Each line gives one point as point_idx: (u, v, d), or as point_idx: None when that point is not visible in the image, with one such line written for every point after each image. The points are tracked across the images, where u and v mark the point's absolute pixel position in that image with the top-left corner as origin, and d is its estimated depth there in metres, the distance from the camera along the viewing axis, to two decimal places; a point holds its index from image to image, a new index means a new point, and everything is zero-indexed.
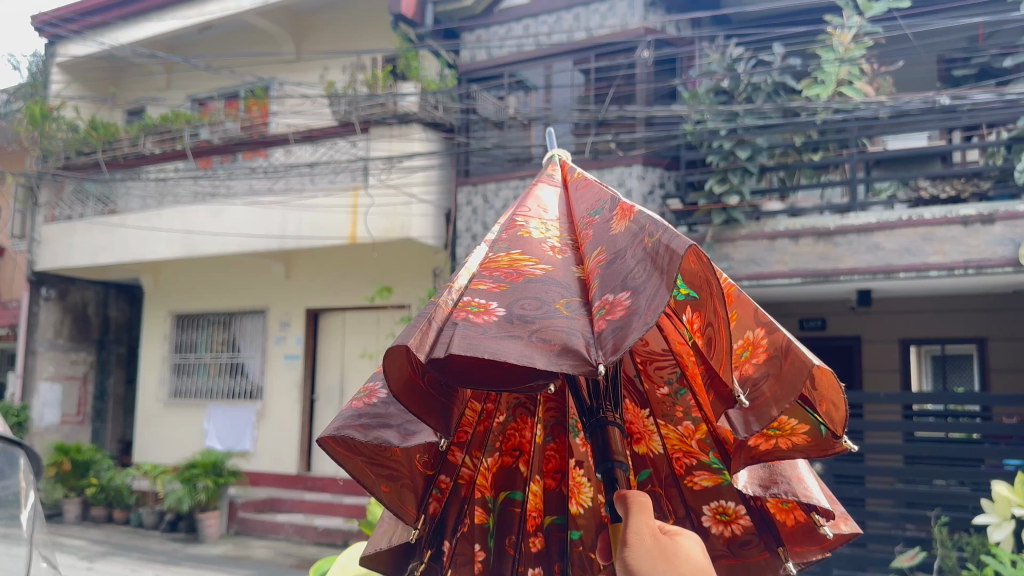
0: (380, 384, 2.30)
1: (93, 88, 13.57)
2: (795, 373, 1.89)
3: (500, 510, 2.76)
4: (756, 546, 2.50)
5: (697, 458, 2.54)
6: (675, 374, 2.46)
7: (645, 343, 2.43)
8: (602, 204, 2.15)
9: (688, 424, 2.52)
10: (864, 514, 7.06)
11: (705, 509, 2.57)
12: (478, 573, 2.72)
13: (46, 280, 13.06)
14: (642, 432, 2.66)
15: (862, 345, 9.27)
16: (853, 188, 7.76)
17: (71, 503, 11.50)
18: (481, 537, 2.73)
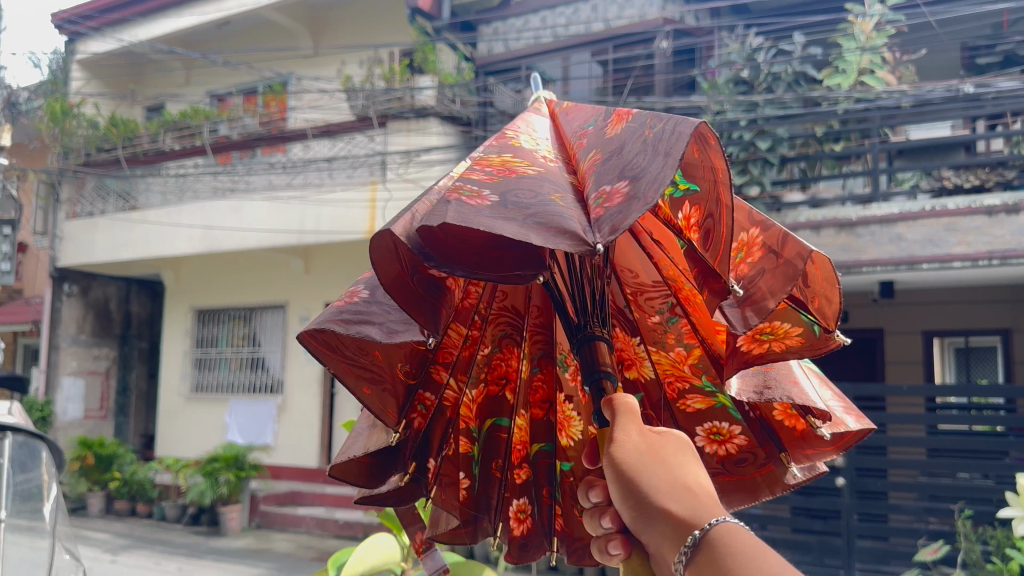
0: (364, 284, 1.88)
1: (111, 84, 13.78)
2: (790, 264, 1.61)
3: (485, 439, 2.27)
4: (752, 462, 2.16)
5: (692, 384, 2.19)
6: (666, 303, 2.11)
7: (632, 274, 2.11)
8: (595, 115, 1.72)
9: (680, 350, 2.15)
10: (886, 507, 6.99)
11: (699, 435, 2.21)
12: (464, 501, 2.27)
13: (68, 276, 13.15)
14: (633, 359, 2.26)
15: (884, 338, 9.18)
16: (875, 178, 7.67)
17: (95, 496, 11.62)
18: (464, 465, 2.27)
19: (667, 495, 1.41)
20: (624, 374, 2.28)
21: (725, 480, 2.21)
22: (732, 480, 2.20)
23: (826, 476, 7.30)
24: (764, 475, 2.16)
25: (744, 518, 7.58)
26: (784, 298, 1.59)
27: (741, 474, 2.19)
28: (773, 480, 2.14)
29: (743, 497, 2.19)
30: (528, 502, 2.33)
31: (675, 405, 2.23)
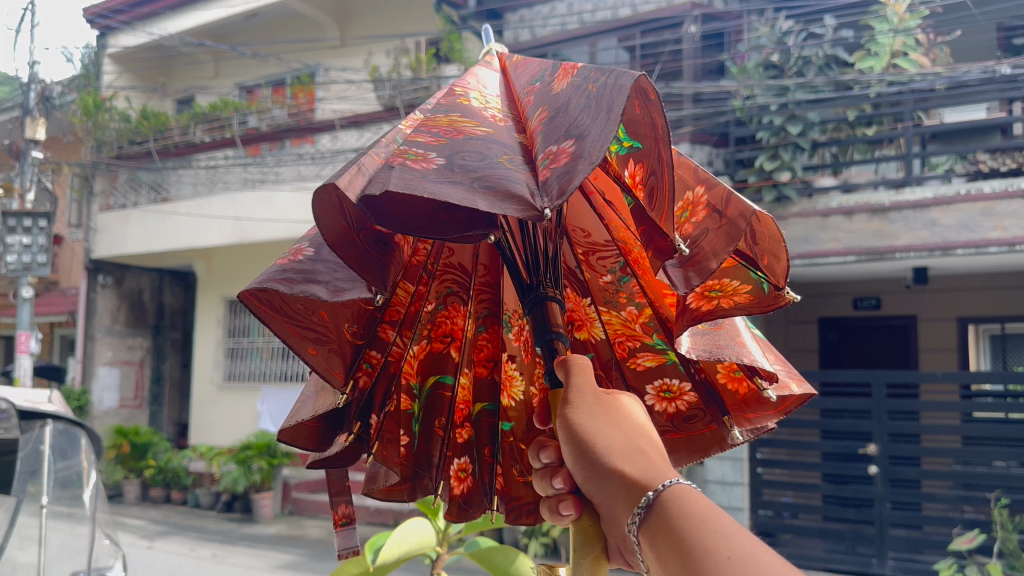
0: (308, 242, 1.69)
1: (143, 78, 13.69)
2: (737, 219, 1.49)
3: (429, 397, 2.03)
4: (700, 422, 2.00)
5: (643, 342, 1.99)
6: (618, 264, 1.91)
7: (584, 232, 1.92)
8: (543, 69, 1.61)
9: (630, 308, 1.96)
10: (920, 496, 6.89)
11: (648, 394, 2.03)
12: (401, 459, 2.05)
13: (102, 268, 13.36)
14: (584, 319, 2.05)
15: (918, 324, 9.04)
16: (909, 162, 7.52)
17: (131, 484, 11.84)
18: (405, 423, 2.03)
19: (623, 457, 1.32)
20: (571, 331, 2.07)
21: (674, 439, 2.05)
22: (680, 440, 2.04)
23: (858, 465, 7.21)
24: (711, 436, 2.01)
25: (775, 506, 7.54)
26: (728, 259, 1.46)
27: (689, 433, 2.03)
28: (718, 440, 2.00)
29: (691, 455, 2.03)
30: (469, 461, 2.11)
31: (625, 363, 2.04)
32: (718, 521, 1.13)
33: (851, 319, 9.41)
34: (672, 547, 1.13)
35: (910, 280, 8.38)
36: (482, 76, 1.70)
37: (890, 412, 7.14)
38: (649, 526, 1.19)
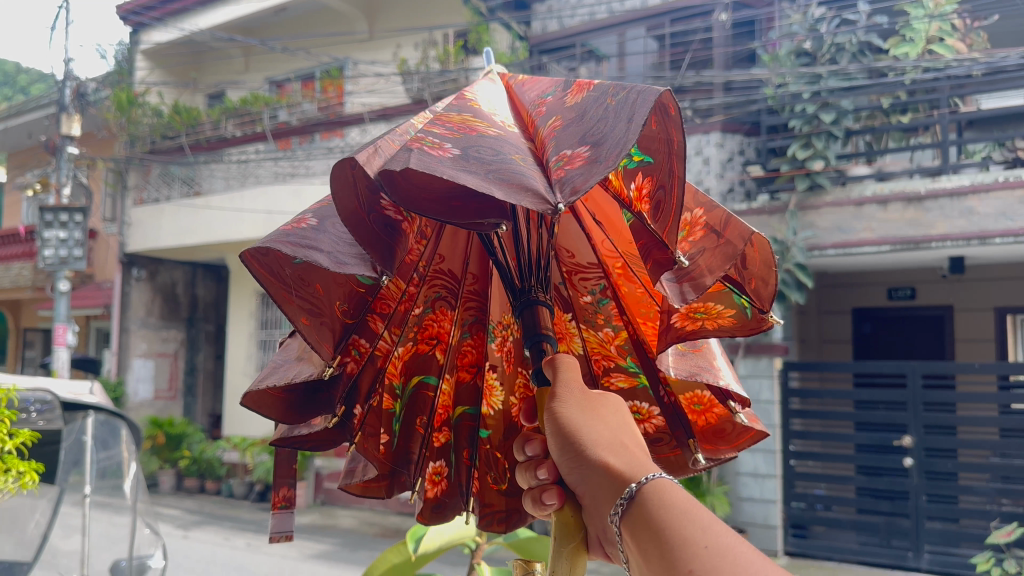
0: (311, 214, 1.68)
1: (174, 73, 14.04)
2: (732, 243, 1.56)
3: (412, 395, 1.98)
4: (665, 446, 2.00)
5: (617, 363, 1.99)
6: (599, 284, 1.92)
7: (569, 253, 1.92)
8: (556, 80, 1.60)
9: (606, 329, 1.96)
10: (957, 489, 6.77)
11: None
12: (379, 457, 1.97)
13: (136, 262, 13.54)
14: (567, 336, 2.02)
15: (954, 315, 8.91)
16: (945, 150, 7.37)
17: (166, 474, 12.02)
18: (385, 422, 1.97)
19: (608, 452, 1.36)
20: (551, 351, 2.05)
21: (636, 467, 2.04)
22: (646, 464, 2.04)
23: (893, 457, 7.12)
24: (669, 458, 2.01)
25: (807, 498, 7.47)
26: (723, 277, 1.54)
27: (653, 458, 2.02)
28: (681, 461, 2.00)
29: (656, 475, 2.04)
30: (444, 464, 2.03)
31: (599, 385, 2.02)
32: (696, 521, 1.16)
33: (886, 309, 9.29)
34: (651, 536, 1.17)
35: (946, 270, 8.23)
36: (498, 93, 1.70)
37: (926, 403, 7.03)
38: (631, 516, 1.22)
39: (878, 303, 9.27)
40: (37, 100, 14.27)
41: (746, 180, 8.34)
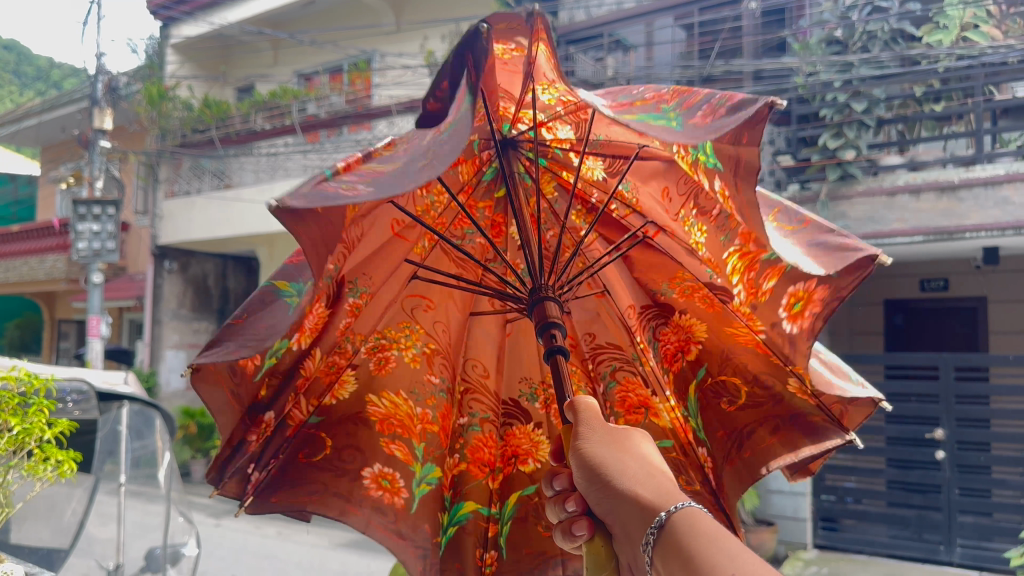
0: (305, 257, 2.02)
1: (205, 67, 14.18)
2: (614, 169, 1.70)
3: (434, 448, 2.29)
4: (745, 467, 2.22)
5: (682, 409, 2.30)
6: (667, 334, 2.33)
7: (632, 307, 2.34)
8: (564, 128, 2.18)
9: (666, 380, 2.32)
10: (989, 482, 6.69)
11: (698, 457, 2.28)
12: (370, 483, 2.24)
13: (168, 254, 13.72)
14: (652, 407, 2.32)
15: (988, 306, 8.77)
16: (979, 139, 7.25)
17: (198, 464, 12.18)
18: (396, 450, 2.28)
19: (635, 476, 1.36)
20: (640, 418, 2.33)
21: (719, 492, 2.24)
22: (729, 488, 2.23)
23: (925, 450, 7.05)
24: (753, 469, 2.20)
25: (838, 492, 7.42)
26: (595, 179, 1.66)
27: (737, 482, 2.23)
28: (757, 471, 2.20)
29: (741, 489, 2.22)
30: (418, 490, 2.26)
31: (675, 425, 2.30)
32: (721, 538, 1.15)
33: (918, 301, 9.18)
34: (677, 557, 1.16)
35: (980, 260, 8.09)
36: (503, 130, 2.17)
37: (958, 396, 6.95)
38: (658, 537, 1.22)
39: (910, 295, 9.16)
40: (70, 96, 14.48)
41: (776, 170, 8.29)
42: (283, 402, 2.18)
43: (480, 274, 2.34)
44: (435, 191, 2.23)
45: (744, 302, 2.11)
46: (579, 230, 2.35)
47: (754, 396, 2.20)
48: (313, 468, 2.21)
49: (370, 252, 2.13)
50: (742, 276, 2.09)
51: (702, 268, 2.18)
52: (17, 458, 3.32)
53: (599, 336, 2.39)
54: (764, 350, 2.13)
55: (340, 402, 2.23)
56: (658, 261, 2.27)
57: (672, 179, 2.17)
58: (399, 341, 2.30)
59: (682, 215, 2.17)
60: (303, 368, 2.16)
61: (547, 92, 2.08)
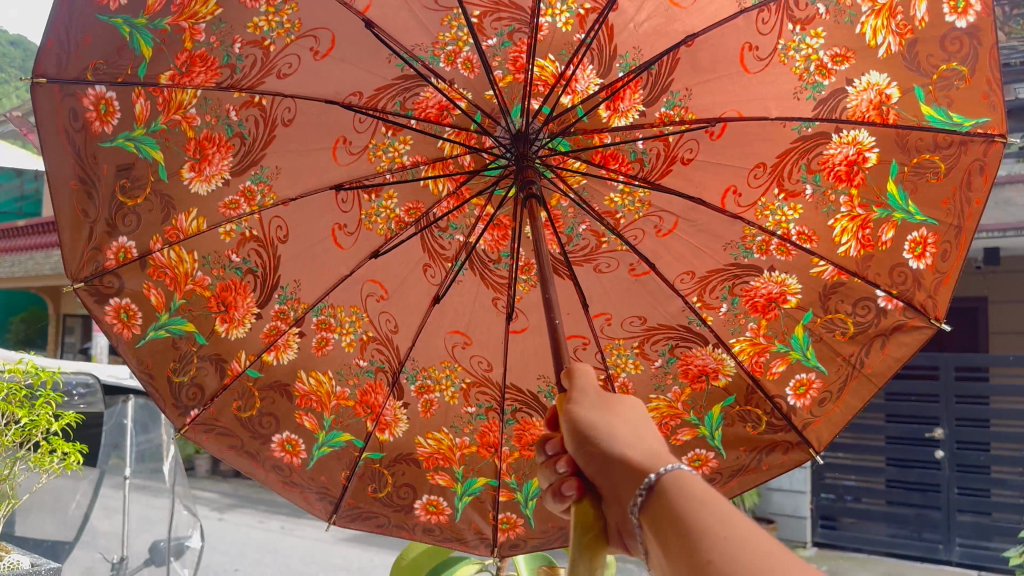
0: (230, 164, 1.56)
1: None
2: None
3: (412, 425, 1.73)
4: (844, 406, 1.59)
5: (769, 350, 1.64)
6: (746, 275, 1.64)
7: (690, 270, 1.68)
8: (586, 69, 1.52)
9: (749, 327, 1.66)
10: (988, 482, 6.01)
11: (782, 396, 1.63)
12: (313, 433, 1.67)
13: None
14: (716, 369, 1.70)
15: None
16: None
17: (202, 458, 12.27)
18: (363, 413, 1.71)
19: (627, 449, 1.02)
20: (705, 386, 1.70)
21: (806, 439, 1.63)
22: (818, 427, 1.62)
23: (923, 448, 6.35)
24: (855, 400, 1.59)
25: None
26: None
27: (830, 419, 1.61)
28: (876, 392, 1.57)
29: (834, 429, 1.60)
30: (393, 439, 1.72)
31: (744, 369, 1.66)
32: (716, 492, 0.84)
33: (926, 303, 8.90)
34: (673, 525, 0.82)
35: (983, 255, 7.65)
36: (516, 92, 1.56)
37: (958, 396, 6.27)
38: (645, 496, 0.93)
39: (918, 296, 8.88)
40: None
41: None
42: (149, 230, 1.55)
43: (449, 269, 1.72)
44: (395, 133, 1.62)
45: (869, 105, 1.44)
46: (614, 217, 1.70)
47: (856, 314, 1.58)
48: (235, 423, 1.63)
49: (305, 148, 1.58)
50: (888, 31, 1.39)
51: (799, 104, 1.47)
52: (25, 449, 3.42)
53: (650, 319, 1.73)
54: (873, 242, 1.53)
55: (228, 338, 1.62)
56: (725, 162, 1.58)
57: (744, 33, 1.42)
58: (342, 327, 1.69)
59: (782, 44, 1.42)
60: (222, 257, 1.60)
61: (553, 15, 1.48)
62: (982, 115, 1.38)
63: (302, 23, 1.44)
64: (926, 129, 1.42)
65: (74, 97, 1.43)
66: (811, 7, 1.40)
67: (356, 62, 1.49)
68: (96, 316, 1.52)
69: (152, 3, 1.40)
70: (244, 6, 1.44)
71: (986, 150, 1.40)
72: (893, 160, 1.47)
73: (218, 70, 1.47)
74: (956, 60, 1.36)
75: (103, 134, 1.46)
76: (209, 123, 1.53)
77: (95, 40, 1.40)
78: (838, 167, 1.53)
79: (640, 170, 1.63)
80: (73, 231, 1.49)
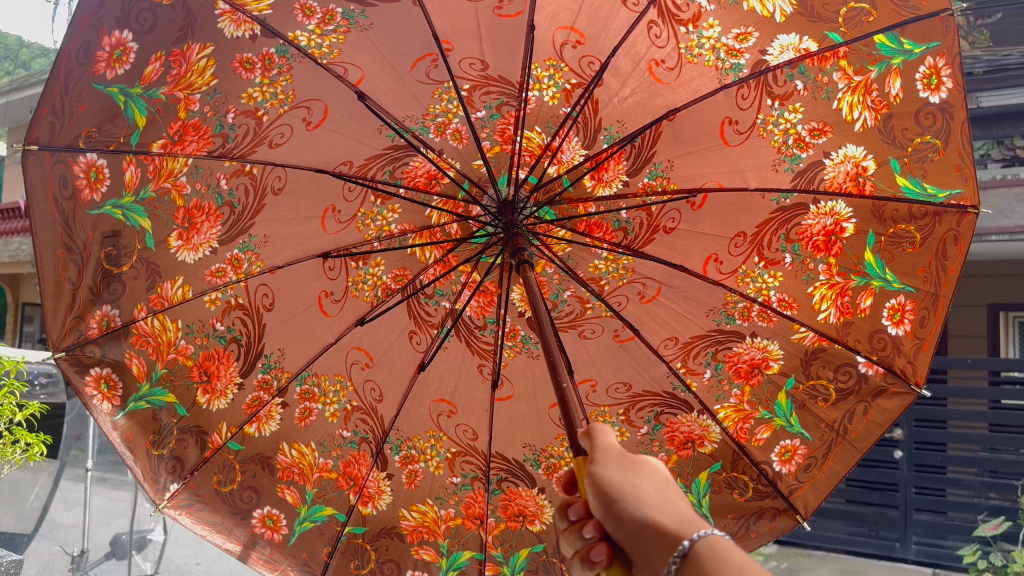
0: (219, 232, 1.61)
1: None
2: (405, 39, 1.43)
3: (396, 498, 1.70)
4: (828, 472, 1.63)
5: (753, 417, 1.66)
6: (728, 344, 1.67)
7: (674, 338, 1.69)
8: (571, 141, 1.58)
9: (733, 394, 1.67)
10: (941, 481, 5.31)
11: (768, 462, 1.66)
12: (296, 507, 1.66)
13: None
14: (701, 436, 1.70)
15: None
16: None
17: None
18: (348, 485, 1.69)
19: (660, 508, 0.85)
20: (691, 452, 1.70)
21: (793, 504, 1.66)
22: (804, 492, 1.65)
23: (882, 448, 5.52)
24: (839, 466, 1.63)
25: None
26: (399, 52, 1.45)
27: (815, 484, 1.64)
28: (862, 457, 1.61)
29: (821, 494, 1.63)
30: (376, 510, 1.69)
31: (730, 435, 1.67)
32: None
33: None
34: None
35: None
36: (503, 162, 1.62)
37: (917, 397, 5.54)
38: None
39: None
40: None
41: None
42: (134, 297, 1.60)
43: (434, 335, 1.70)
44: (384, 202, 1.65)
45: (846, 176, 1.54)
46: (598, 283, 1.70)
47: (837, 380, 1.62)
48: (213, 495, 1.64)
49: (294, 216, 1.61)
50: (864, 107, 1.49)
51: (777, 176, 1.55)
52: None
53: (635, 385, 1.72)
54: (852, 308, 1.59)
55: (209, 410, 1.64)
56: (707, 231, 1.62)
57: (725, 108, 1.50)
58: (326, 397, 1.68)
59: (761, 119, 1.51)
60: (206, 326, 1.63)
61: (541, 89, 1.53)
62: (955, 186, 1.49)
63: (297, 94, 1.51)
64: (901, 200, 1.51)
65: (63, 164, 1.52)
66: (790, 83, 1.49)
67: (350, 133, 1.55)
68: (76, 384, 1.58)
69: (148, 73, 1.48)
70: (239, 76, 1.51)
71: (959, 220, 1.49)
72: (869, 231, 1.55)
73: (210, 139, 1.54)
74: (929, 133, 1.47)
75: (92, 202, 1.54)
76: (198, 192, 1.59)
77: (89, 108, 1.49)
78: (816, 237, 1.59)
79: (620, 238, 1.67)
80: (55, 297, 1.55)
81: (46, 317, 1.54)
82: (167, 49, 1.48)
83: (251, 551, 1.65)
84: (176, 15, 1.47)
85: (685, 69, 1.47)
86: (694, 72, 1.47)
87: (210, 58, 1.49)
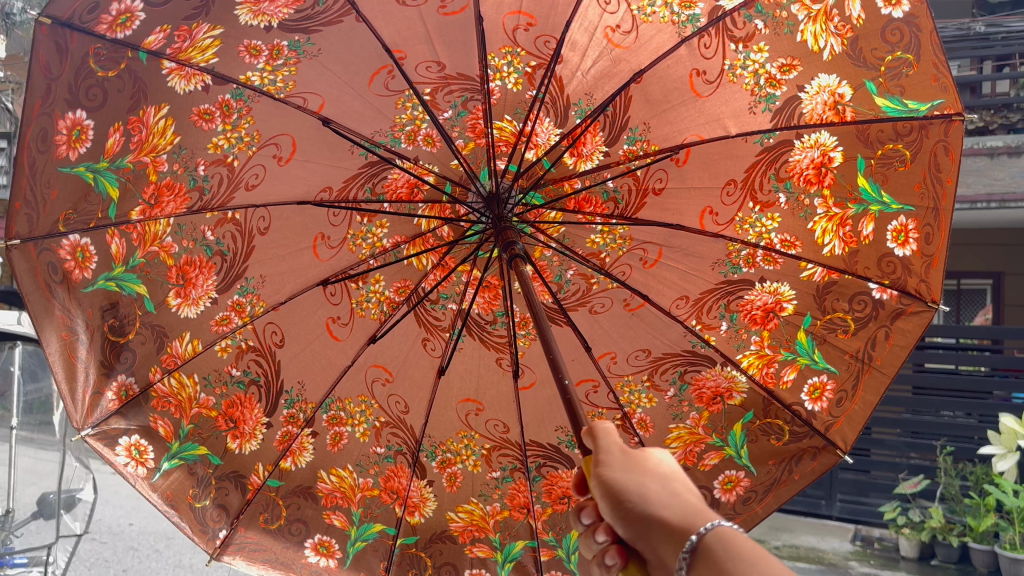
0: (218, 280, 1.61)
1: None
2: (361, 62, 1.46)
3: (440, 502, 1.73)
4: (861, 402, 1.65)
5: (776, 360, 1.69)
6: (745, 292, 1.70)
7: (686, 296, 1.71)
8: (543, 122, 1.59)
9: (753, 341, 1.70)
10: (868, 441, 5.49)
11: (799, 403, 1.69)
12: (342, 528, 1.69)
13: None
14: (728, 389, 1.73)
15: None
16: None
17: None
18: (394, 498, 1.71)
19: (667, 503, 0.87)
20: (722, 406, 1.73)
21: (831, 441, 1.68)
22: (840, 427, 1.67)
23: None
24: (871, 394, 1.64)
25: None
26: (365, 79, 1.48)
27: (850, 416, 1.66)
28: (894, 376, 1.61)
29: (856, 426, 1.65)
30: (423, 518, 1.72)
31: (757, 382, 1.70)
32: None
33: None
34: None
35: None
36: (480, 157, 1.63)
37: None
38: None
39: None
40: None
41: None
42: (146, 362, 1.59)
43: (447, 338, 1.71)
44: (371, 219, 1.66)
45: (825, 106, 1.54)
46: (598, 257, 1.73)
47: (853, 310, 1.64)
48: (264, 535, 1.66)
49: (287, 251, 1.62)
50: (828, 35, 1.49)
51: (754, 117, 1.56)
52: None
53: (655, 350, 1.75)
54: (856, 237, 1.61)
55: (241, 453, 1.65)
56: (695, 185, 1.65)
57: (689, 60, 1.51)
58: (353, 418, 1.69)
59: (728, 64, 1.51)
60: (223, 373, 1.63)
61: (501, 78, 1.55)
62: (935, 97, 1.48)
63: (262, 133, 1.54)
64: (883, 120, 1.52)
65: (49, 251, 1.51)
66: (750, 24, 1.50)
67: (322, 160, 1.57)
68: (108, 458, 1.57)
69: (110, 146, 1.50)
70: (200, 129, 1.54)
71: (946, 129, 1.49)
72: (858, 156, 1.56)
73: (186, 196, 1.55)
74: (898, 49, 1.47)
75: (84, 280, 1.54)
76: (186, 248, 1.59)
77: (61, 192, 1.50)
78: (806, 171, 1.61)
79: (613, 210, 1.69)
80: (69, 382, 1.54)
81: (66, 402, 1.54)
82: (124, 119, 1.50)
83: (224, 551, 1.63)
84: (125, 85, 1.49)
85: (642, 29, 1.48)
86: (653, 31, 1.48)
87: (168, 118, 1.52)
